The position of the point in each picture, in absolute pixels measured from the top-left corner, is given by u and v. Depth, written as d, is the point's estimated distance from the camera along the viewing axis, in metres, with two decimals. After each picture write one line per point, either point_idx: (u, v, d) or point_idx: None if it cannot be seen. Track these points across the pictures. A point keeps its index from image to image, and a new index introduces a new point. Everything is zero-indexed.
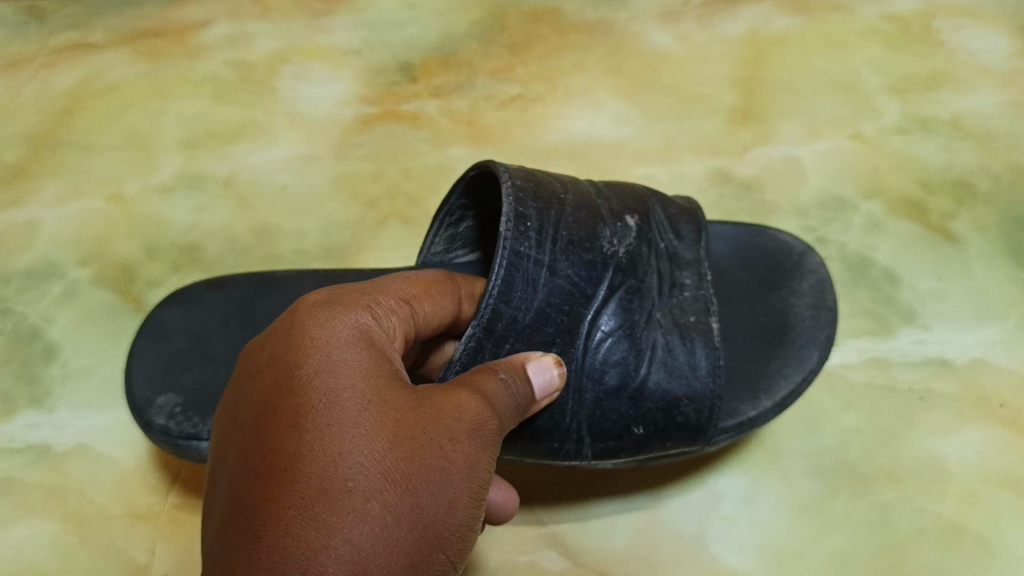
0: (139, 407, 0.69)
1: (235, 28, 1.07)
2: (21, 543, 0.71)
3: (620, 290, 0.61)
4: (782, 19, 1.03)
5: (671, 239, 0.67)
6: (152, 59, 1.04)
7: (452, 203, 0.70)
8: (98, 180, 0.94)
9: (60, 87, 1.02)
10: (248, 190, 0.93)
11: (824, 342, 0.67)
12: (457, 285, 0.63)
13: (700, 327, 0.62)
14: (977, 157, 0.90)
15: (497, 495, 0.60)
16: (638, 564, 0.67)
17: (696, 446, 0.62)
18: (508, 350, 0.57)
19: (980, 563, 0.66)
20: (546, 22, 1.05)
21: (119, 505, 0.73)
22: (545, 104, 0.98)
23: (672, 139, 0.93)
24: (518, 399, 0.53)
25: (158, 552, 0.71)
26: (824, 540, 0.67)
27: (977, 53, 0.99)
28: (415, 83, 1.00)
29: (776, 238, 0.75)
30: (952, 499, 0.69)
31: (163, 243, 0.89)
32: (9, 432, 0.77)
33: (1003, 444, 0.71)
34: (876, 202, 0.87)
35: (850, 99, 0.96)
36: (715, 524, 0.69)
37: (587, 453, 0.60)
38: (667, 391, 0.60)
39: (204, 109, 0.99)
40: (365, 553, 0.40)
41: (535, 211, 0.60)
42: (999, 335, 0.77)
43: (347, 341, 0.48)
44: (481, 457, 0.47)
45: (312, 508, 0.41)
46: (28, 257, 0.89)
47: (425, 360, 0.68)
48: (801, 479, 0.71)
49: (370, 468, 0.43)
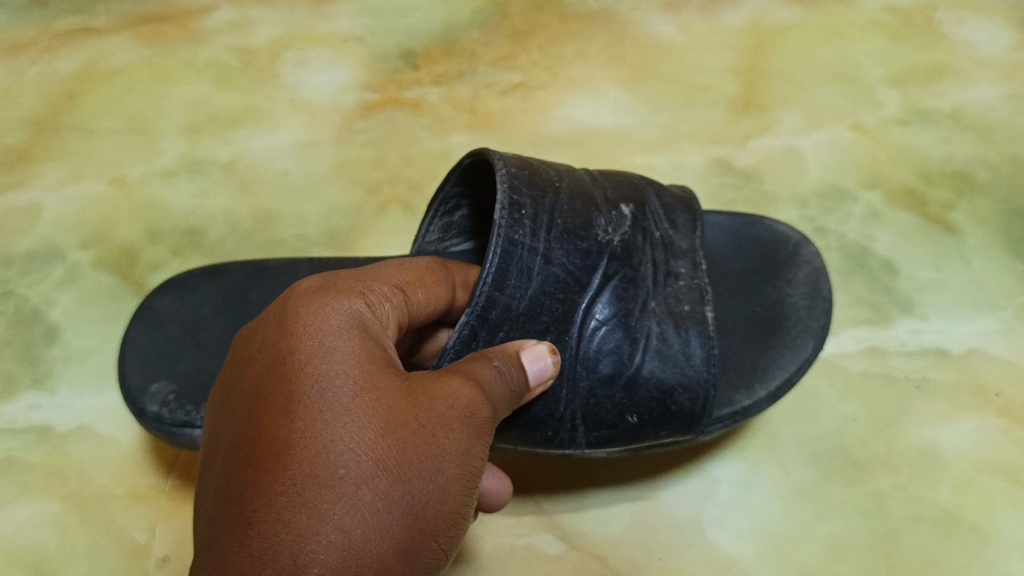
0: (132, 395, 0.70)
1: (238, 14, 1.07)
2: (21, 523, 0.72)
3: (615, 279, 0.61)
4: (784, 10, 1.03)
5: (666, 229, 0.67)
6: (155, 44, 1.04)
7: (447, 192, 0.70)
8: (100, 164, 0.94)
9: (63, 71, 1.02)
10: (249, 176, 0.93)
11: (820, 333, 0.67)
12: (451, 272, 0.63)
13: (695, 317, 0.62)
14: (976, 148, 0.90)
15: (491, 483, 0.60)
16: (633, 547, 0.68)
17: (691, 436, 0.62)
18: (502, 338, 0.57)
19: (974, 550, 0.66)
20: (548, 12, 1.06)
21: (120, 486, 0.74)
22: (546, 93, 0.98)
23: (673, 129, 0.93)
24: (512, 385, 0.53)
25: (158, 532, 0.71)
26: (819, 527, 0.68)
27: (976, 46, 0.99)
28: (416, 71, 1.01)
29: (773, 228, 0.75)
30: (947, 487, 0.69)
31: (164, 227, 0.89)
32: (10, 413, 0.78)
33: (999, 432, 0.72)
34: (875, 192, 0.87)
35: (851, 90, 0.96)
36: (711, 510, 0.69)
37: (581, 442, 0.61)
38: (661, 380, 0.60)
39: (207, 94, 1.00)
40: (357, 540, 0.41)
41: (530, 199, 0.60)
42: (996, 325, 0.77)
43: (340, 327, 0.48)
44: (474, 445, 0.47)
45: (304, 495, 0.41)
46: (30, 239, 0.89)
47: (420, 347, 0.68)
48: (798, 465, 0.71)
49: (362, 455, 0.43)
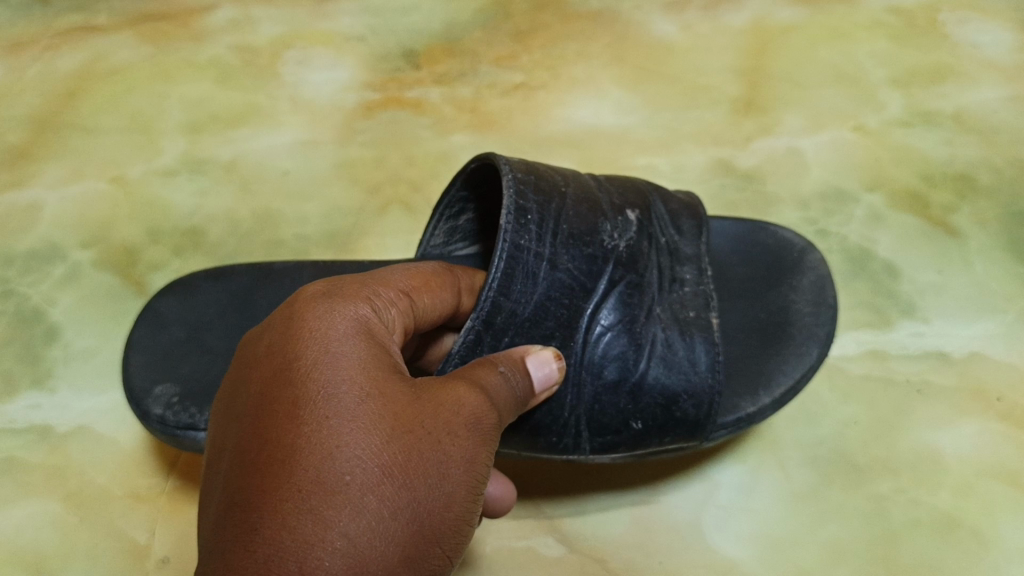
0: (137, 396, 0.70)
1: (240, 12, 1.06)
2: (21, 523, 0.72)
3: (620, 285, 0.61)
4: (787, 11, 1.03)
5: (672, 235, 0.67)
6: (156, 43, 1.04)
7: (453, 196, 0.70)
8: (101, 163, 0.94)
9: (63, 69, 1.02)
10: (250, 175, 0.93)
11: (825, 339, 0.68)
12: (456, 277, 0.63)
13: (700, 323, 0.62)
14: (978, 150, 0.90)
15: (495, 488, 0.60)
16: (633, 550, 0.68)
17: (695, 442, 0.62)
18: (508, 343, 0.57)
19: (974, 554, 0.66)
20: (550, 12, 1.05)
21: (120, 486, 0.74)
22: (548, 93, 0.97)
23: (675, 130, 0.93)
24: (518, 391, 0.53)
25: (158, 534, 0.71)
26: (820, 530, 0.68)
27: (979, 48, 0.99)
28: (418, 70, 1.00)
29: (777, 234, 0.75)
30: (947, 491, 0.69)
31: (165, 226, 0.89)
32: (11, 413, 0.77)
33: (999, 436, 0.72)
34: (877, 195, 0.87)
35: (853, 91, 0.96)
36: (711, 514, 0.70)
37: (586, 447, 0.61)
38: (666, 386, 0.60)
39: (208, 93, 0.99)
40: (362, 547, 0.41)
41: (536, 204, 0.60)
42: (998, 328, 0.78)
43: (346, 332, 0.48)
44: (480, 452, 0.47)
45: (309, 501, 0.41)
46: (30, 238, 0.89)
47: (424, 351, 0.68)
48: (799, 468, 0.71)
49: (368, 461, 0.43)
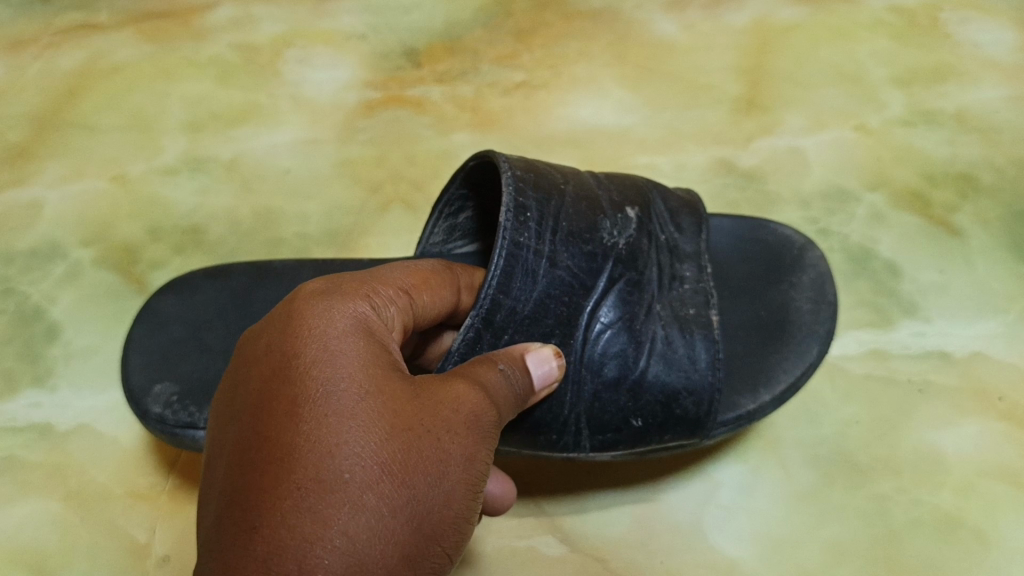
0: (136, 396, 0.70)
1: (241, 11, 1.06)
2: (21, 521, 0.72)
3: (620, 282, 0.61)
4: (789, 10, 1.02)
5: (671, 232, 0.67)
6: (157, 42, 1.04)
7: (452, 193, 0.70)
8: (101, 161, 0.94)
9: (63, 68, 1.02)
10: (251, 174, 0.93)
11: (825, 337, 0.67)
12: (456, 275, 0.63)
13: (700, 321, 0.62)
14: (980, 149, 0.90)
15: (495, 487, 0.60)
16: (634, 549, 0.68)
17: (695, 440, 0.62)
18: (507, 341, 0.57)
19: (976, 554, 0.66)
20: (551, 10, 1.05)
21: (120, 485, 0.74)
22: (549, 92, 0.97)
23: (676, 129, 0.93)
24: (518, 389, 0.53)
25: (158, 532, 0.71)
26: (821, 530, 0.68)
27: (981, 47, 0.99)
28: (419, 69, 1.00)
29: (778, 232, 0.75)
30: (948, 491, 0.69)
31: (165, 224, 0.89)
32: (11, 411, 0.77)
33: (1001, 436, 0.71)
34: (878, 194, 0.87)
35: (855, 90, 0.95)
36: (712, 514, 0.69)
37: (586, 445, 0.60)
38: (666, 384, 0.60)
39: (209, 91, 0.99)
40: (361, 545, 0.41)
41: (535, 201, 0.60)
42: (1000, 328, 0.77)
43: (345, 330, 0.48)
44: (480, 449, 0.47)
45: (308, 499, 0.41)
46: (30, 237, 0.89)
47: (424, 349, 0.68)
48: (800, 468, 0.71)
49: (367, 459, 0.43)
